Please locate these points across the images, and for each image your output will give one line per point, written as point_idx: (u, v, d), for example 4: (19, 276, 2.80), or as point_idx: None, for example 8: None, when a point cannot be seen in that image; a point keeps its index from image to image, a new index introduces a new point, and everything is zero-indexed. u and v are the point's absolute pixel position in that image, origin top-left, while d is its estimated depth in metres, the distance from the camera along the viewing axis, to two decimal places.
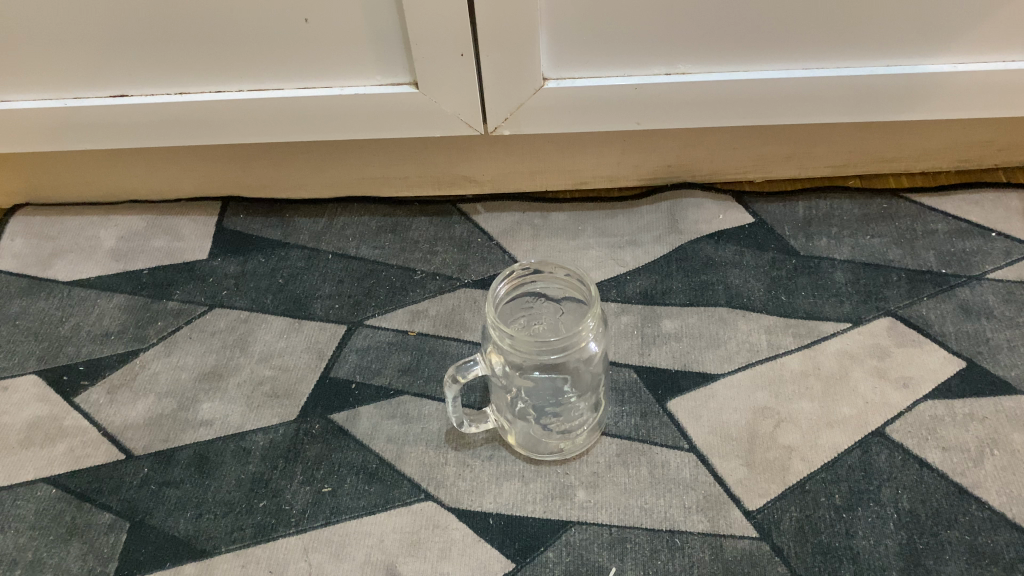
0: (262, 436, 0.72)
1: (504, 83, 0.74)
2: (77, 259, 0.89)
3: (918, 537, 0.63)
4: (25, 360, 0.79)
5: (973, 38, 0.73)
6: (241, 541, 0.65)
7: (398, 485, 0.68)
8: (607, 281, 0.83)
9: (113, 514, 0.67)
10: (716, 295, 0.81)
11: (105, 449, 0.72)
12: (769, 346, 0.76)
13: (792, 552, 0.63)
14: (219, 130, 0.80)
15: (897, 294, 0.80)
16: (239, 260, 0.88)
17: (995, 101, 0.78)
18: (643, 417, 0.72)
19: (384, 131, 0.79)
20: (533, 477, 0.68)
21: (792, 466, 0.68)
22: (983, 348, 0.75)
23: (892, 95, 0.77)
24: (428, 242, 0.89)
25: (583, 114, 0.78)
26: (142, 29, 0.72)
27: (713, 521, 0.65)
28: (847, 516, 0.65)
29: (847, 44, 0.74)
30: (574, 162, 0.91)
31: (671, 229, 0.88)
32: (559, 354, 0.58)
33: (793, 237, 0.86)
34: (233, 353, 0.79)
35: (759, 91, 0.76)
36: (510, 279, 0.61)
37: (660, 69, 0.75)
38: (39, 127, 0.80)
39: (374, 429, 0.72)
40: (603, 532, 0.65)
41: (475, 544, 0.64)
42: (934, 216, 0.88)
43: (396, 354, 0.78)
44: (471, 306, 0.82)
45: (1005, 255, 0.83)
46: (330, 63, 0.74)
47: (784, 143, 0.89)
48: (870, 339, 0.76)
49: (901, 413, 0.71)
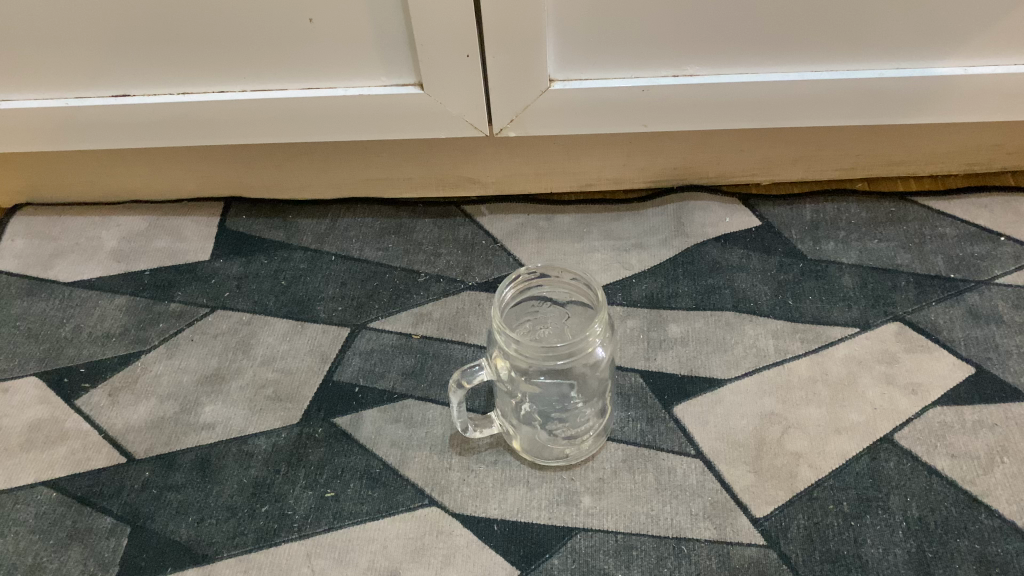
0: (264, 440, 0.71)
1: (511, 84, 0.73)
2: (78, 260, 0.88)
3: (927, 546, 0.63)
4: (25, 361, 0.79)
5: (983, 41, 0.72)
6: (243, 546, 0.65)
7: (401, 490, 0.68)
8: (613, 284, 0.83)
9: (114, 519, 0.67)
10: (723, 299, 0.80)
11: (106, 452, 0.71)
12: (777, 351, 0.76)
13: (800, 560, 0.62)
14: (221, 130, 0.79)
15: (905, 299, 0.79)
16: (242, 262, 0.87)
17: (1006, 105, 0.77)
18: (649, 423, 0.71)
19: (388, 132, 0.78)
20: (538, 483, 0.68)
21: (799, 473, 0.67)
22: (992, 354, 0.74)
23: (902, 99, 0.76)
24: (432, 244, 0.88)
25: (589, 116, 0.77)
26: (145, 28, 0.71)
27: (720, 528, 0.64)
28: (856, 524, 0.64)
29: (857, 47, 0.73)
30: (580, 165, 0.90)
31: (677, 232, 0.87)
32: (565, 359, 0.58)
33: (801, 240, 0.86)
34: (235, 355, 0.78)
35: (767, 93, 0.75)
36: (516, 283, 0.61)
37: (668, 71, 0.75)
38: (40, 127, 0.79)
39: (377, 434, 0.71)
40: (610, 539, 0.64)
41: (479, 550, 0.64)
42: (943, 219, 0.87)
43: (400, 358, 0.77)
44: (475, 309, 0.81)
45: (1015, 260, 0.82)
46: (335, 64, 0.74)
47: (791, 146, 0.88)
48: (878, 345, 0.76)
49: (910, 420, 0.70)
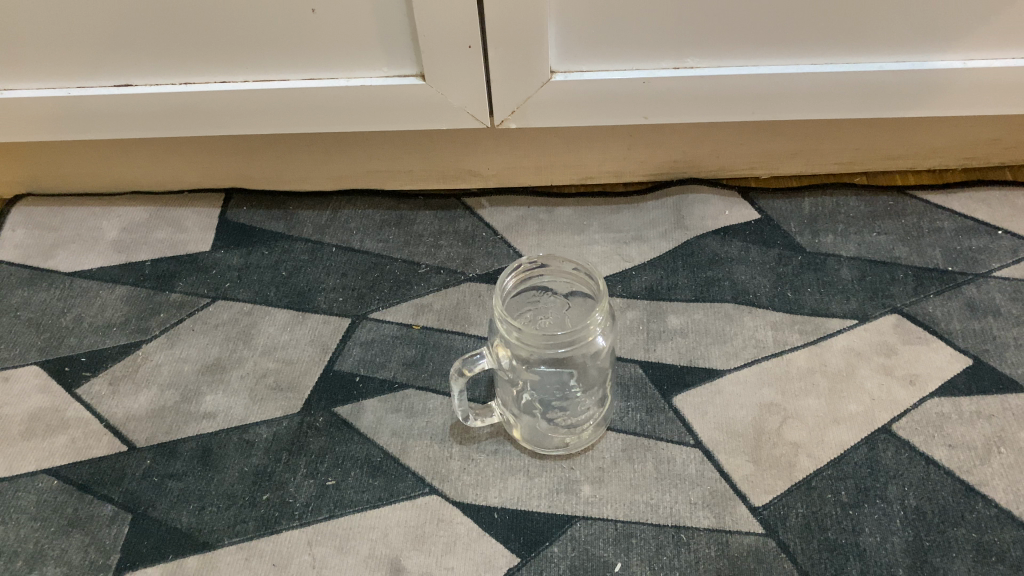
0: (265, 429, 0.71)
1: (513, 75, 0.74)
2: (78, 250, 0.89)
3: (924, 534, 0.63)
4: (25, 351, 0.79)
5: (982, 35, 0.73)
6: (244, 533, 0.65)
7: (402, 479, 0.68)
8: (613, 276, 0.83)
9: (115, 507, 0.67)
10: (722, 291, 0.81)
11: (107, 441, 0.71)
12: (775, 342, 0.76)
13: (798, 549, 0.63)
14: (222, 121, 0.79)
15: (903, 292, 0.80)
16: (242, 253, 0.87)
17: (1005, 99, 0.77)
18: (649, 413, 0.71)
19: (389, 123, 0.78)
20: (538, 472, 0.68)
21: (798, 463, 0.67)
22: (990, 346, 0.75)
23: (901, 92, 0.76)
24: (432, 236, 0.89)
25: (591, 108, 0.77)
26: (148, 19, 0.71)
27: (719, 516, 0.65)
28: (853, 513, 0.64)
29: (857, 40, 0.73)
30: (580, 157, 0.91)
31: (676, 225, 0.87)
32: (566, 348, 0.58)
33: (800, 234, 0.86)
34: (236, 345, 0.78)
35: (767, 86, 0.76)
36: (517, 272, 0.61)
37: (668, 63, 0.75)
38: (41, 116, 0.79)
39: (378, 423, 0.72)
40: (609, 527, 0.64)
41: (479, 538, 0.64)
42: (941, 213, 0.87)
43: (401, 349, 0.77)
44: (475, 300, 0.81)
45: (1012, 253, 0.83)
46: (337, 55, 0.74)
47: (790, 140, 0.89)
48: (876, 336, 0.76)
49: (907, 410, 0.71)
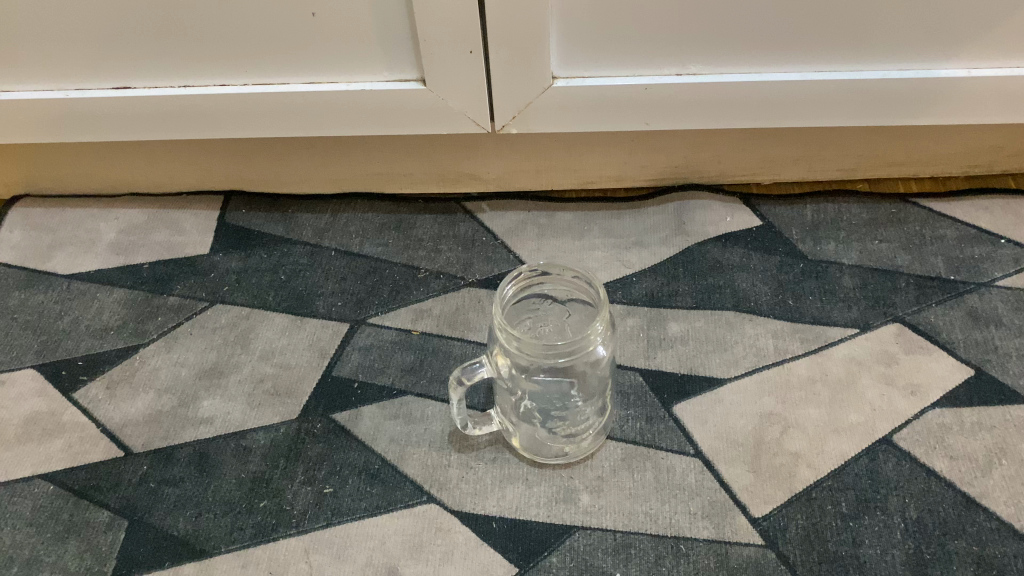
0: (263, 435, 0.71)
1: (515, 81, 0.73)
2: (76, 252, 0.88)
3: (924, 547, 0.63)
4: (23, 353, 0.78)
5: (986, 43, 0.72)
6: (241, 540, 0.65)
7: (400, 487, 0.67)
8: (613, 282, 0.82)
9: (111, 512, 0.67)
10: (723, 298, 0.80)
11: (103, 445, 0.71)
12: (776, 351, 0.76)
13: (799, 560, 0.62)
14: (221, 125, 0.79)
15: (905, 300, 0.79)
16: (241, 256, 0.87)
17: (1008, 108, 0.77)
18: (649, 422, 0.71)
19: (390, 127, 0.78)
20: (537, 481, 0.67)
21: (798, 473, 0.67)
22: (992, 357, 0.74)
23: (906, 100, 0.76)
24: (432, 240, 0.88)
25: (592, 114, 0.77)
26: (148, 23, 0.71)
27: (718, 527, 0.64)
28: (854, 525, 0.64)
29: (861, 47, 0.73)
30: (581, 162, 0.90)
31: (677, 231, 0.87)
32: (565, 358, 0.57)
33: (801, 241, 0.86)
34: (234, 349, 0.78)
35: (770, 92, 0.75)
36: (517, 281, 0.61)
37: (671, 69, 0.74)
38: (39, 118, 0.79)
39: (377, 429, 0.71)
40: (607, 537, 0.64)
41: (478, 547, 0.64)
42: (944, 221, 0.87)
43: (399, 355, 0.77)
44: (475, 306, 0.81)
45: (1015, 263, 0.82)
46: (338, 59, 0.73)
47: (792, 145, 0.88)
48: (878, 346, 0.76)
49: (908, 421, 0.70)
